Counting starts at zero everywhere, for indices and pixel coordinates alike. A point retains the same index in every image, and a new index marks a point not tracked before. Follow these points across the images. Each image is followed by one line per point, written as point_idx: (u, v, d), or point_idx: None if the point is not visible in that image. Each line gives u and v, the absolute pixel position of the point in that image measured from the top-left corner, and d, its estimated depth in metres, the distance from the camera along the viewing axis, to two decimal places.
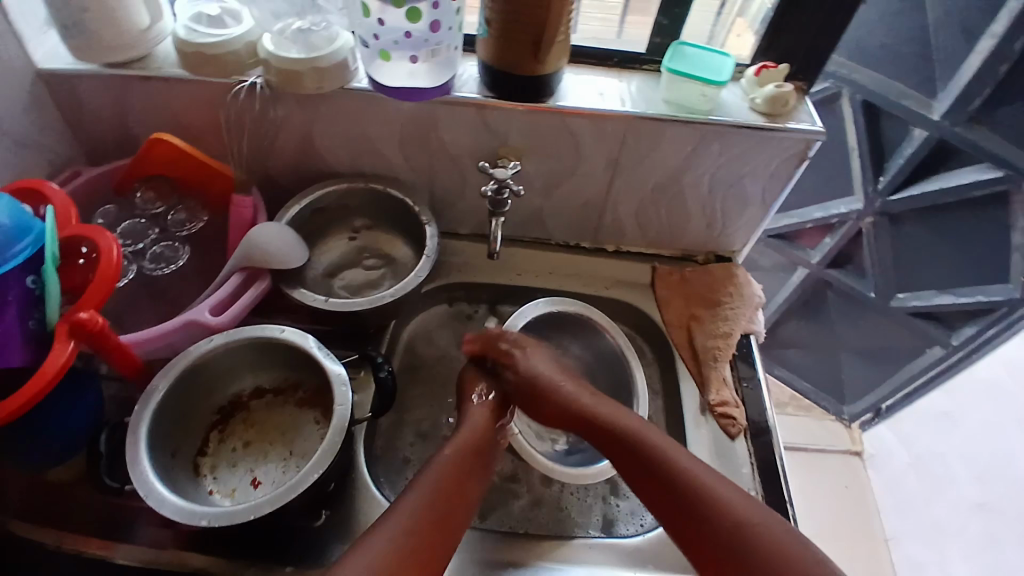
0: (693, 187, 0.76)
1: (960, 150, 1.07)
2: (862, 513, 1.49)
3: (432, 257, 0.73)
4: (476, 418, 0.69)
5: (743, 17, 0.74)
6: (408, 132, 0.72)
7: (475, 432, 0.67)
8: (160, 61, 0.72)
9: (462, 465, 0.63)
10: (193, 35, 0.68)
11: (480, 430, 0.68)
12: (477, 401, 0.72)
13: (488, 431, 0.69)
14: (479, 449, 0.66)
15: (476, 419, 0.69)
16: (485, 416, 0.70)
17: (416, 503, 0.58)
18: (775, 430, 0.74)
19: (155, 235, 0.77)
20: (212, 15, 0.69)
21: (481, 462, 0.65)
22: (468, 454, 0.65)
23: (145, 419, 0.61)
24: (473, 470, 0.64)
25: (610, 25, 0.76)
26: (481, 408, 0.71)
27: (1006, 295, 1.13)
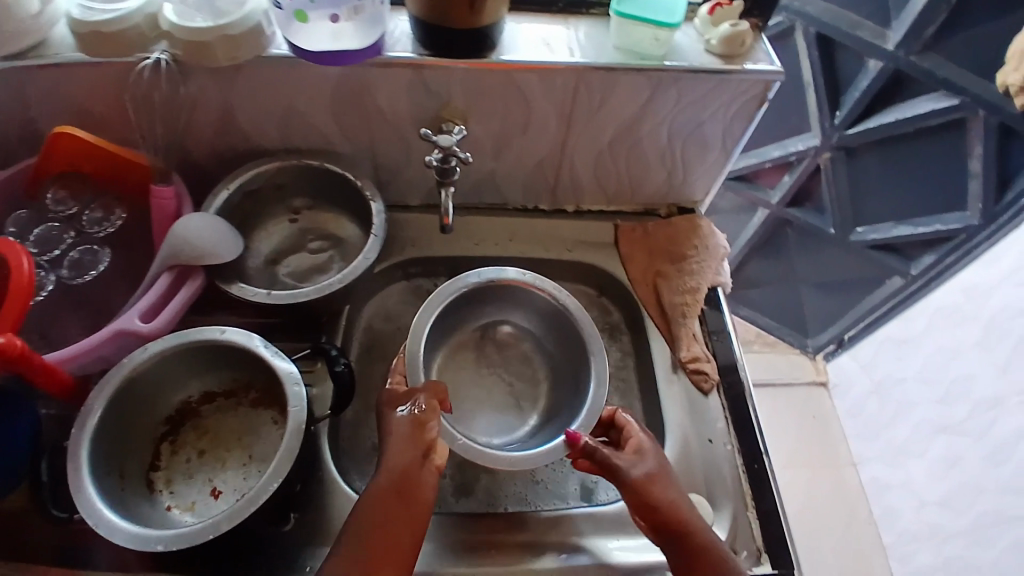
0: (651, 136, 0.72)
1: (914, 79, 1.05)
2: (828, 441, 1.55)
3: (379, 236, 0.68)
4: (394, 446, 0.55)
5: None
6: (340, 101, 0.66)
7: (400, 471, 0.54)
8: (56, 45, 0.63)
9: (381, 519, 0.51)
10: (88, 14, 0.60)
11: (401, 464, 0.54)
12: (396, 418, 0.57)
13: (410, 464, 0.54)
14: (404, 486, 0.53)
15: (400, 447, 0.55)
16: (409, 442, 0.55)
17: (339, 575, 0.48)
18: (742, 369, 0.73)
19: (71, 239, 0.71)
20: None
21: (406, 503, 0.52)
22: (393, 505, 0.52)
23: (84, 442, 0.56)
24: (400, 519, 0.51)
25: None
26: (404, 434, 0.56)
27: (962, 222, 1.14)
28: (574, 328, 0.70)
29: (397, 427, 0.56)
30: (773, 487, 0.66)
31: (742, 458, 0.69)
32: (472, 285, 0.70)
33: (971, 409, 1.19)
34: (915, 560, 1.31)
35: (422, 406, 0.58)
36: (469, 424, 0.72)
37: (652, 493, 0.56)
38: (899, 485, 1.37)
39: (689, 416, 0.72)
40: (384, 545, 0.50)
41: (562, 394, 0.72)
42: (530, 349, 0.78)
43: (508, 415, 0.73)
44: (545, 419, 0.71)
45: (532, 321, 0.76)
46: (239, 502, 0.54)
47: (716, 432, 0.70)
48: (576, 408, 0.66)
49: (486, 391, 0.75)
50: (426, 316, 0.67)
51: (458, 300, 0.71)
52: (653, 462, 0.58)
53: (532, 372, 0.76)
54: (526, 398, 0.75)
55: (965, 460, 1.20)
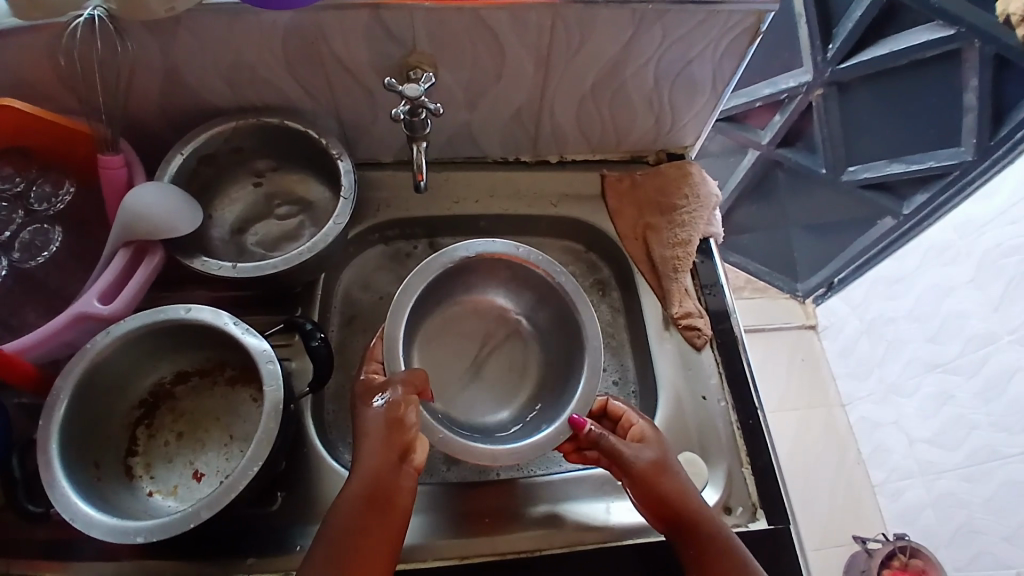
0: (637, 78, 0.67)
1: (910, 8, 0.99)
2: (818, 383, 1.56)
3: (350, 198, 0.64)
4: (369, 447, 0.52)
5: None
6: (295, 52, 0.60)
7: (376, 474, 0.51)
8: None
9: (356, 527, 0.49)
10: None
11: (376, 467, 0.51)
12: (371, 412, 0.54)
13: (384, 469, 0.52)
14: (379, 491, 0.51)
15: (374, 451, 0.52)
16: (383, 443, 0.52)
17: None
18: (735, 317, 0.72)
19: (21, 219, 0.65)
20: None
21: (383, 509, 0.51)
22: (372, 511, 0.50)
23: (53, 434, 0.53)
24: (378, 527, 0.50)
25: None
26: (376, 431, 0.53)
27: (957, 158, 1.11)
28: (564, 303, 0.67)
29: (371, 426, 0.53)
30: (768, 441, 0.66)
31: (735, 413, 0.67)
32: (459, 260, 0.66)
33: (963, 347, 1.18)
34: (904, 496, 1.35)
35: (392, 396, 0.55)
36: (455, 406, 0.69)
37: (658, 483, 0.55)
38: (889, 424, 1.39)
39: (682, 373, 0.70)
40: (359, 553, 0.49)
41: (552, 374, 0.69)
42: (522, 327, 0.74)
43: (496, 401, 0.70)
44: (535, 402, 0.69)
45: (521, 295, 0.72)
46: (218, 488, 0.51)
47: (710, 388, 0.69)
48: (574, 380, 0.64)
49: (475, 372, 0.72)
50: (410, 289, 0.64)
51: (445, 273, 0.67)
52: (658, 448, 0.58)
53: (522, 356, 0.73)
54: (515, 383, 0.72)
55: (957, 397, 1.21)
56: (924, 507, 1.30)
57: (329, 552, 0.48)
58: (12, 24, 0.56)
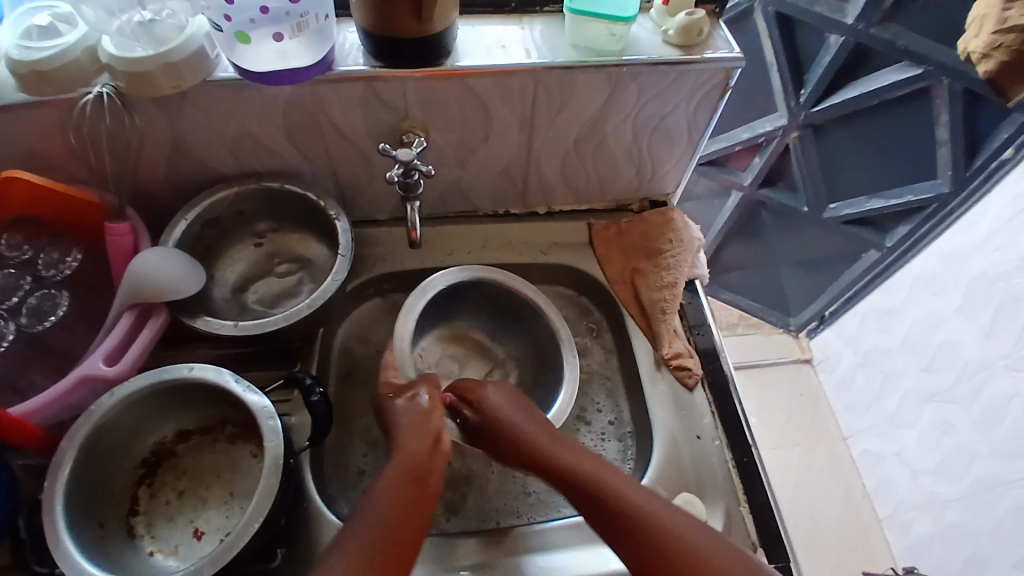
0: (617, 132, 0.71)
1: (876, 51, 1.05)
2: (817, 418, 1.56)
3: (347, 255, 0.66)
4: (408, 431, 0.60)
5: None
6: (294, 122, 0.64)
7: (415, 451, 0.58)
8: None
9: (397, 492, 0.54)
10: (27, 53, 0.57)
11: (416, 447, 0.58)
12: (399, 409, 0.62)
13: (423, 449, 0.58)
14: (420, 465, 0.57)
15: (410, 430, 0.60)
16: (419, 427, 0.60)
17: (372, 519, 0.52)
18: (723, 355, 0.74)
19: (29, 285, 0.67)
20: (41, 22, 0.58)
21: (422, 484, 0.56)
22: (416, 489, 0.55)
23: (57, 495, 0.53)
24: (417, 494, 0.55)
25: None
26: (411, 421, 0.61)
27: (934, 191, 1.15)
28: (555, 343, 0.72)
29: (404, 418, 0.61)
30: (764, 479, 0.66)
31: (730, 451, 0.68)
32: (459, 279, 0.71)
33: (958, 375, 1.20)
34: (913, 529, 1.33)
35: (426, 397, 0.63)
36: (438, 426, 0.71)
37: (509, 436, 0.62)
38: (893, 456, 1.38)
39: (677, 414, 0.71)
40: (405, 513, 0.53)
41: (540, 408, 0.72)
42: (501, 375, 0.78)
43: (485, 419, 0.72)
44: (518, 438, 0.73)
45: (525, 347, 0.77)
46: (221, 545, 0.52)
47: (705, 428, 0.70)
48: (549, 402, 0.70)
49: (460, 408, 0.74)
50: (416, 304, 0.69)
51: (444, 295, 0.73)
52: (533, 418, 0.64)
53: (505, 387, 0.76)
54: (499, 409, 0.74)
55: (956, 426, 1.21)
56: (933, 538, 1.28)
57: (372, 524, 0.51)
58: (22, 100, 0.59)
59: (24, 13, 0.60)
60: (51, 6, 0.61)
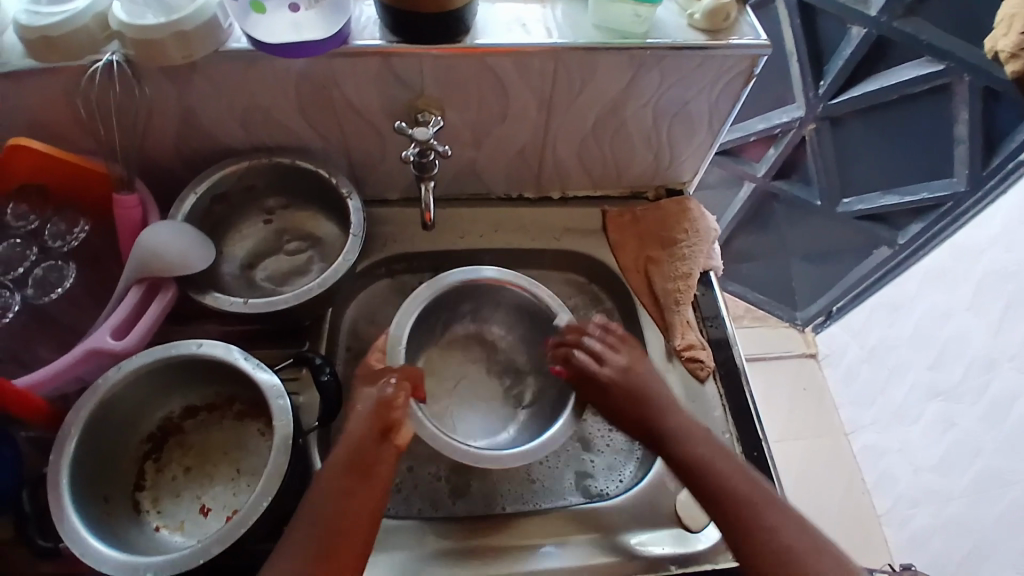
0: (636, 118, 0.70)
1: (899, 44, 1.03)
2: (820, 412, 1.56)
3: (359, 234, 0.65)
4: (357, 421, 0.57)
5: None
6: (307, 97, 0.63)
7: (356, 442, 0.55)
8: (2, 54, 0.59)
9: (339, 491, 0.53)
10: (35, 18, 0.56)
11: (358, 440, 0.55)
12: (363, 396, 0.59)
13: (368, 442, 0.55)
14: (362, 459, 0.54)
15: (356, 424, 0.56)
16: (368, 419, 0.57)
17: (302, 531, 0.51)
18: (736, 347, 0.73)
19: (36, 256, 0.66)
20: None
21: (367, 478, 0.54)
22: (353, 496, 0.53)
23: (63, 469, 0.53)
24: (359, 492, 0.53)
25: None
26: (363, 414, 0.57)
27: (950, 189, 1.13)
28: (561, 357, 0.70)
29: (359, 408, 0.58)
30: (773, 473, 0.66)
31: (741, 444, 0.68)
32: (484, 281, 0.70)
33: (964, 373, 1.19)
34: (911, 525, 1.34)
35: (392, 388, 0.59)
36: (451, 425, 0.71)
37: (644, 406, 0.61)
38: (895, 451, 1.39)
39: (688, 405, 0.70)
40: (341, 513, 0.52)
41: (542, 400, 0.72)
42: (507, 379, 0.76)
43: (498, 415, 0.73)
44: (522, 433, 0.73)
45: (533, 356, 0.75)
46: (228, 523, 0.51)
47: (714, 420, 0.69)
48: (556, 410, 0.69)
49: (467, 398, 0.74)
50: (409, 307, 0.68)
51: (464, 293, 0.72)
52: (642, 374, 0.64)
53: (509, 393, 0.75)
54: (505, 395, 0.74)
55: (959, 425, 1.21)
56: (931, 535, 1.28)
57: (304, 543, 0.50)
58: (29, 66, 0.58)
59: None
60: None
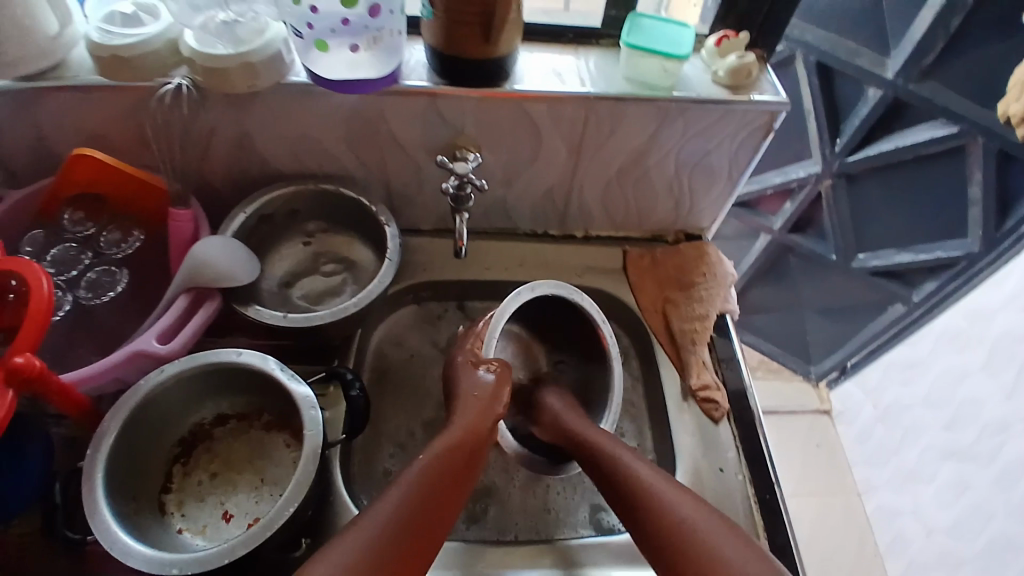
0: (660, 165, 0.74)
1: (914, 106, 1.07)
2: (832, 469, 1.55)
3: (394, 259, 0.69)
4: (475, 403, 0.62)
5: None
6: (356, 130, 0.68)
7: (471, 422, 0.61)
8: (73, 69, 0.65)
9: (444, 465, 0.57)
10: (108, 37, 0.61)
11: (474, 417, 0.61)
12: (476, 379, 0.64)
13: (481, 426, 0.61)
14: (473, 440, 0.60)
15: (472, 402, 0.62)
16: (481, 405, 0.62)
17: (404, 494, 0.54)
18: (752, 396, 0.74)
19: (89, 259, 0.70)
20: (125, 12, 0.62)
21: (472, 459, 0.59)
22: (432, 501, 0.55)
23: (99, 463, 0.56)
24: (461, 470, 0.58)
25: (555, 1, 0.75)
26: (475, 395, 0.63)
27: (964, 249, 1.16)
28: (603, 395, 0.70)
29: (478, 385, 0.64)
30: (785, 519, 0.66)
31: (753, 488, 0.69)
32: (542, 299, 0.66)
33: (979, 434, 1.18)
34: None
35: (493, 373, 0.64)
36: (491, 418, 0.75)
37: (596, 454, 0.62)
38: (908, 513, 1.36)
39: (701, 445, 0.72)
40: (445, 483, 0.56)
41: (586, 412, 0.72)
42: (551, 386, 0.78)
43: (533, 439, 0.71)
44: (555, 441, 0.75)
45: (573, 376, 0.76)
46: (254, 527, 0.53)
47: (727, 461, 0.70)
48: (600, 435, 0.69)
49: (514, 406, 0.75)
50: (507, 307, 0.65)
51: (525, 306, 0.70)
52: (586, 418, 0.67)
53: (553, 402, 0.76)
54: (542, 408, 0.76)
55: (974, 485, 1.19)
56: None
57: (373, 540, 0.50)
58: (100, 82, 0.63)
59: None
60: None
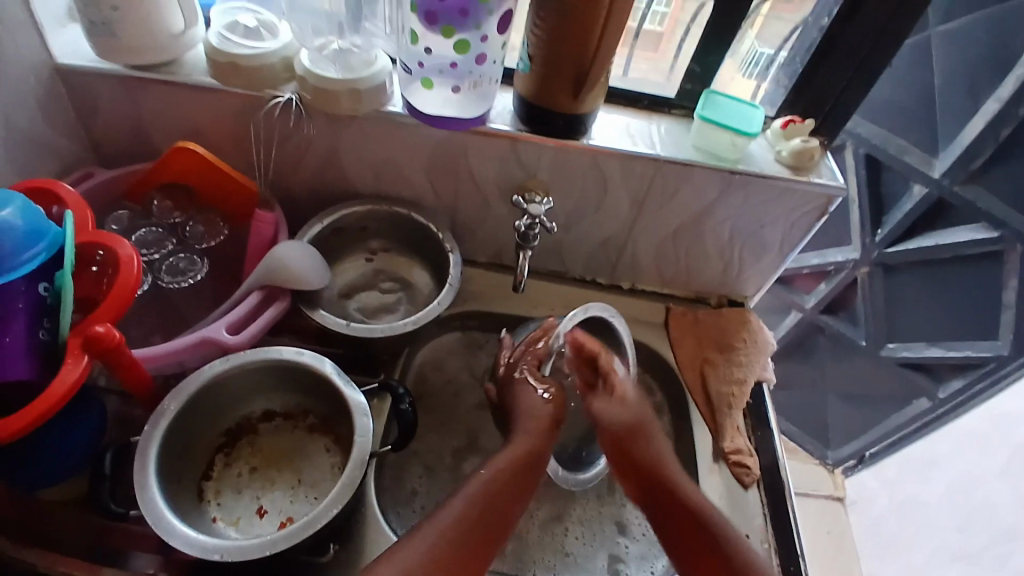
0: (716, 230, 0.77)
1: (957, 208, 1.10)
2: (842, 559, 1.56)
3: (455, 285, 0.73)
4: (534, 425, 0.68)
5: (733, 59, 0.75)
6: (437, 162, 0.73)
7: (529, 442, 0.66)
8: (188, 68, 0.71)
9: (497, 484, 0.62)
10: (227, 44, 0.67)
11: (533, 444, 0.66)
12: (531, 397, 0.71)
13: (537, 448, 0.66)
14: (532, 460, 0.65)
15: (531, 421, 0.68)
16: (538, 420, 0.69)
17: (454, 512, 0.59)
18: (785, 472, 0.75)
19: (173, 245, 0.75)
20: (248, 26, 0.68)
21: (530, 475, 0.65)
22: (490, 514, 0.60)
23: (154, 441, 0.59)
24: (516, 484, 0.63)
25: (615, 64, 0.78)
26: (534, 409, 0.70)
27: (994, 351, 1.16)
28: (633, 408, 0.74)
29: (532, 404, 0.70)
30: None
31: (778, 557, 0.69)
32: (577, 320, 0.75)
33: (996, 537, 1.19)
34: None
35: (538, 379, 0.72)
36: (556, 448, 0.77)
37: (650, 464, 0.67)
38: None
39: (729, 509, 0.72)
40: (495, 499, 0.61)
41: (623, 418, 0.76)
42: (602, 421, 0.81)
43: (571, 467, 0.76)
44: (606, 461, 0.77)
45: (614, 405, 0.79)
46: (297, 524, 0.55)
47: (754, 527, 0.71)
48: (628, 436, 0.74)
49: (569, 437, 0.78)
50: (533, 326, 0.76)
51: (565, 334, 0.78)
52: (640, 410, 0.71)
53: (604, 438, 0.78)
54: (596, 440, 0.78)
55: None
56: None
57: (435, 542, 0.56)
58: (211, 84, 0.69)
59: (231, 10, 0.71)
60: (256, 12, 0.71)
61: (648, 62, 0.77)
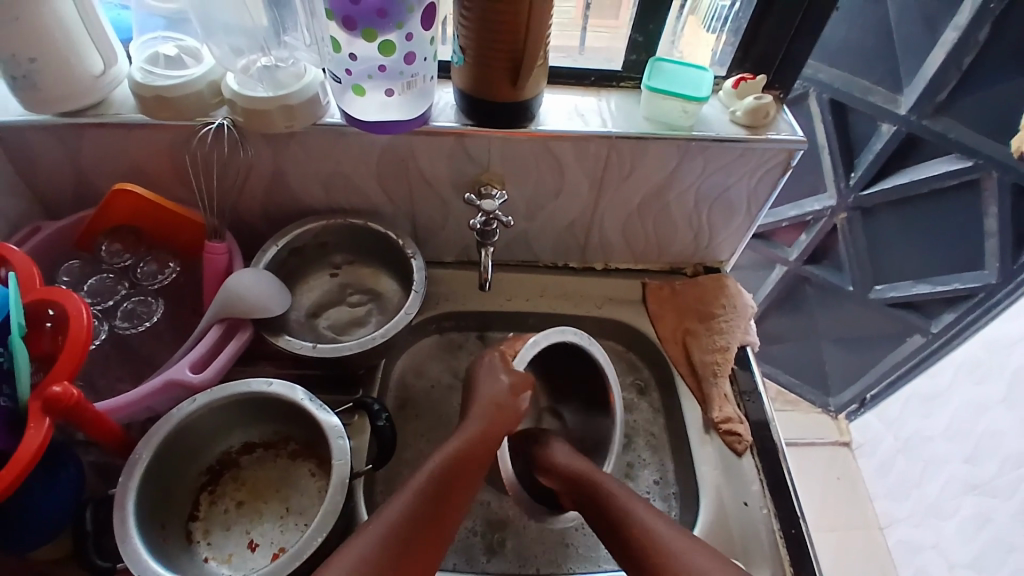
0: (679, 200, 0.76)
1: (930, 142, 1.08)
2: (852, 505, 1.53)
3: (421, 291, 0.71)
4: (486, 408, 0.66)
5: (694, 14, 0.72)
6: (386, 167, 0.71)
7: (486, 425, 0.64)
8: (117, 106, 0.68)
9: (443, 476, 0.59)
10: (151, 78, 0.64)
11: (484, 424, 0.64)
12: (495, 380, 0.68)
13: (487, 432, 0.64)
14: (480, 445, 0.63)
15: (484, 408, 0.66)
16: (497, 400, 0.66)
17: (405, 505, 0.56)
18: (774, 426, 0.75)
19: (125, 290, 0.73)
20: (169, 55, 0.65)
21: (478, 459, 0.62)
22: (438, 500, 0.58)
23: (131, 492, 0.57)
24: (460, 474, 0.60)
25: (570, 39, 0.75)
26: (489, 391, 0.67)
27: (980, 281, 1.16)
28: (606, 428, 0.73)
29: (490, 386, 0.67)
30: (811, 551, 0.67)
31: (778, 521, 0.69)
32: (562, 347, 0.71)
33: (1000, 467, 1.17)
34: None
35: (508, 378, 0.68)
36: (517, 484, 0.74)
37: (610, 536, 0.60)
38: (930, 547, 1.35)
39: (724, 477, 0.72)
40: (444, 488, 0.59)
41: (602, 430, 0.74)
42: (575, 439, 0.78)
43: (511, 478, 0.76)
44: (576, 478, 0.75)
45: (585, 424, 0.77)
46: (282, 556, 0.54)
47: (751, 495, 0.70)
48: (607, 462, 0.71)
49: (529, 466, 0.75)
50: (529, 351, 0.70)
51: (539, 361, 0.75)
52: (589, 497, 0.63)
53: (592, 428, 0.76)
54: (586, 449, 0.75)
55: (994, 519, 1.18)
56: None
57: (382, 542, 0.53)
58: (141, 120, 0.66)
59: (152, 41, 0.68)
60: (178, 40, 0.68)
61: (608, 30, 0.74)
